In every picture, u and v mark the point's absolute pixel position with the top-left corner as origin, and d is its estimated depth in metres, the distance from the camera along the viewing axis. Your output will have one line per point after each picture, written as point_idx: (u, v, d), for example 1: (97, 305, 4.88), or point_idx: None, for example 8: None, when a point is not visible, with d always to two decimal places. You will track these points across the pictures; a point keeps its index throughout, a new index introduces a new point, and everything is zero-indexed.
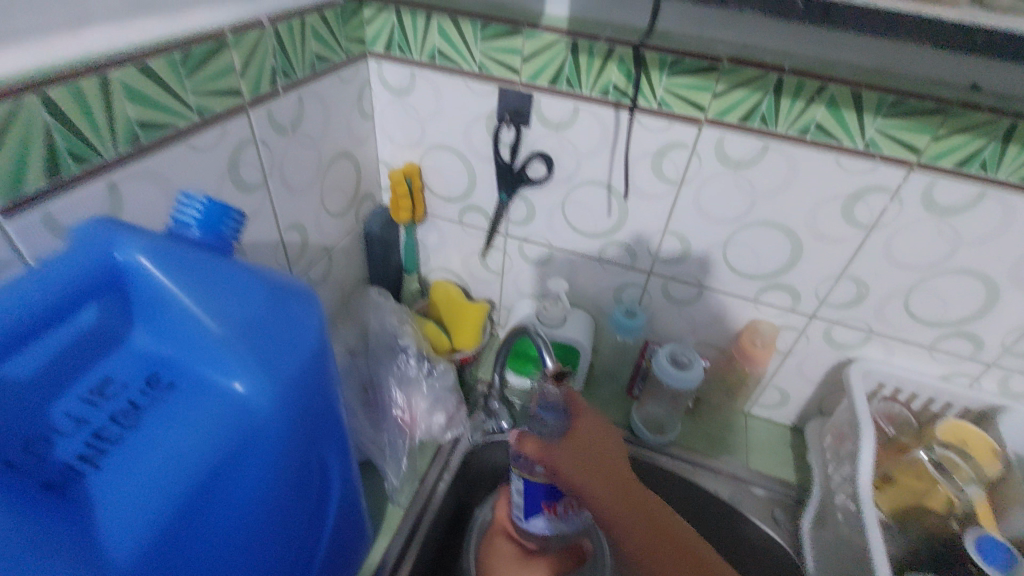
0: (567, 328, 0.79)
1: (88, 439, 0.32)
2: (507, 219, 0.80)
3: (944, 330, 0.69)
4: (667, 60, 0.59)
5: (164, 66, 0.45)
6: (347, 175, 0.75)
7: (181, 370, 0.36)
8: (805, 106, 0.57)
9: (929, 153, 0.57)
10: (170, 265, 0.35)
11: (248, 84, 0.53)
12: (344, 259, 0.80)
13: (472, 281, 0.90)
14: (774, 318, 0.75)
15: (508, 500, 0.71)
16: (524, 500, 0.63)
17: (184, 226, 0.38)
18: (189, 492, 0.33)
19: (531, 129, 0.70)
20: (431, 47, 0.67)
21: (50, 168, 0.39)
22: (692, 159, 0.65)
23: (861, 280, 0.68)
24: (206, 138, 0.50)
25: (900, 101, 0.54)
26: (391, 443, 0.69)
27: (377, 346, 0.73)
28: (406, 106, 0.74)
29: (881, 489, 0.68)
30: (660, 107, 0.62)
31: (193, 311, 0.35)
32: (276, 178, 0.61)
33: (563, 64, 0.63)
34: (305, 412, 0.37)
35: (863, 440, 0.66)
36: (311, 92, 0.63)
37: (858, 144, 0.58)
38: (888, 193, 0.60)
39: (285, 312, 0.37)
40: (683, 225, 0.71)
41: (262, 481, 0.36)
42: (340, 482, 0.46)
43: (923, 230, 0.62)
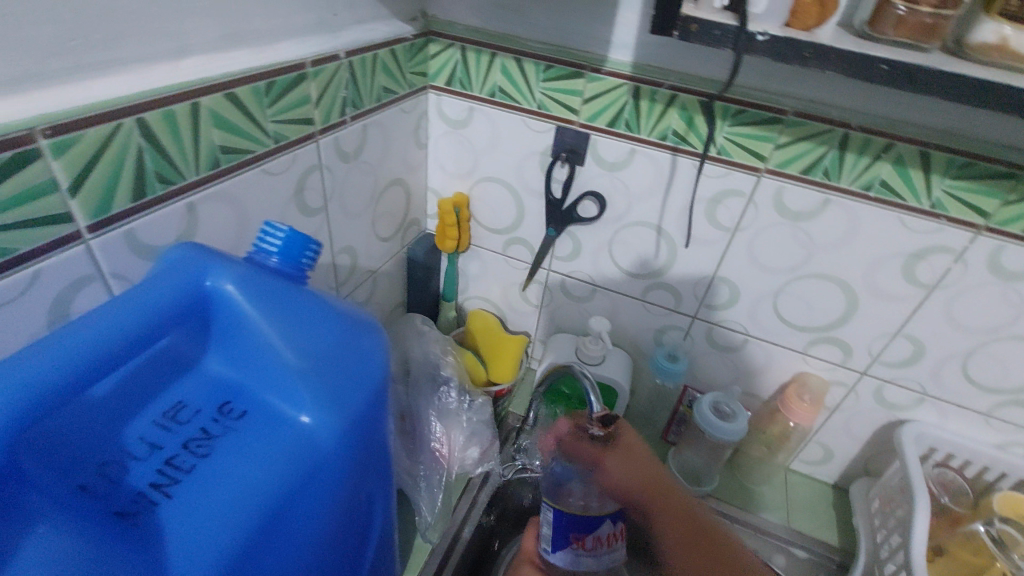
0: (607, 367, 0.78)
1: (160, 466, 0.32)
2: (552, 254, 0.79)
3: (1004, 398, 0.66)
4: (730, 110, 0.60)
5: (249, 95, 0.46)
6: (398, 202, 0.75)
7: (251, 400, 0.35)
8: (871, 163, 0.57)
9: (998, 218, 0.56)
10: (256, 292, 0.36)
11: (321, 114, 0.55)
12: (387, 284, 0.80)
13: (510, 313, 0.90)
14: (822, 372, 0.73)
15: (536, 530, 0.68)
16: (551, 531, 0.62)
17: (265, 254, 0.40)
18: (254, 528, 0.32)
19: (585, 168, 0.70)
20: (492, 84, 0.69)
21: (137, 188, 0.40)
22: (749, 208, 0.65)
23: (917, 340, 0.66)
24: (278, 163, 0.51)
25: (969, 163, 0.54)
26: (426, 476, 0.67)
27: (418, 375, 0.72)
28: (460, 139, 0.75)
29: (931, 561, 0.66)
30: (719, 155, 0.63)
31: (271, 341, 0.35)
32: (335, 203, 0.62)
33: (623, 107, 0.64)
34: (365, 450, 0.37)
35: (917, 508, 0.63)
36: (375, 121, 0.64)
37: (923, 204, 0.57)
38: (952, 254, 0.59)
39: (357, 346, 0.37)
40: (734, 271, 0.70)
41: (321, 518, 0.35)
42: (382, 521, 0.45)
43: (988, 294, 0.60)
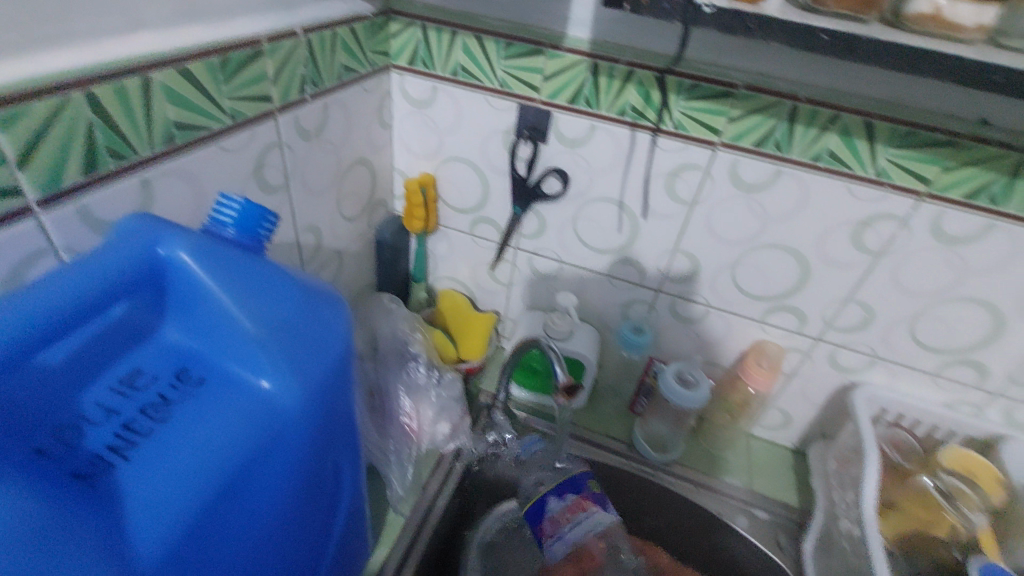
0: (575, 342, 0.80)
1: (118, 430, 0.33)
2: (518, 232, 0.81)
3: (949, 358, 0.70)
4: (684, 84, 0.61)
5: (204, 70, 0.46)
6: (364, 183, 0.76)
7: (210, 366, 0.36)
8: (819, 134, 0.59)
9: (939, 184, 0.58)
10: (212, 261, 0.37)
11: (279, 92, 0.55)
12: (355, 264, 0.80)
13: (480, 292, 0.91)
14: (780, 339, 0.76)
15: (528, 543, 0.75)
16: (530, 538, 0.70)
17: (221, 226, 0.40)
18: (216, 489, 0.33)
19: (548, 145, 0.71)
20: (454, 63, 0.69)
21: (88, 163, 0.40)
22: (705, 181, 0.66)
23: (867, 305, 0.69)
24: (236, 140, 0.52)
25: (910, 132, 0.56)
26: (396, 449, 0.69)
27: (387, 353, 0.73)
28: (424, 119, 0.76)
29: (885, 517, 0.69)
30: (676, 129, 0.64)
31: (229, 308, 0.36)
32: (298, 182, 0.62)
33: (583, 84, 0.65)
34: (328, 415, 0.38)
35: (868, 464, 0.66)
36: (336, 100, 0.64)
37: (869, 173, 0.60)
38: (896, 220, 0.62)
39: (316, 315, 0.38)
40: (693, 244, 0.72)
41: (285, 482, 0.36)
42: (350, 489, 0.47)
43: (930, 258, 0.63)
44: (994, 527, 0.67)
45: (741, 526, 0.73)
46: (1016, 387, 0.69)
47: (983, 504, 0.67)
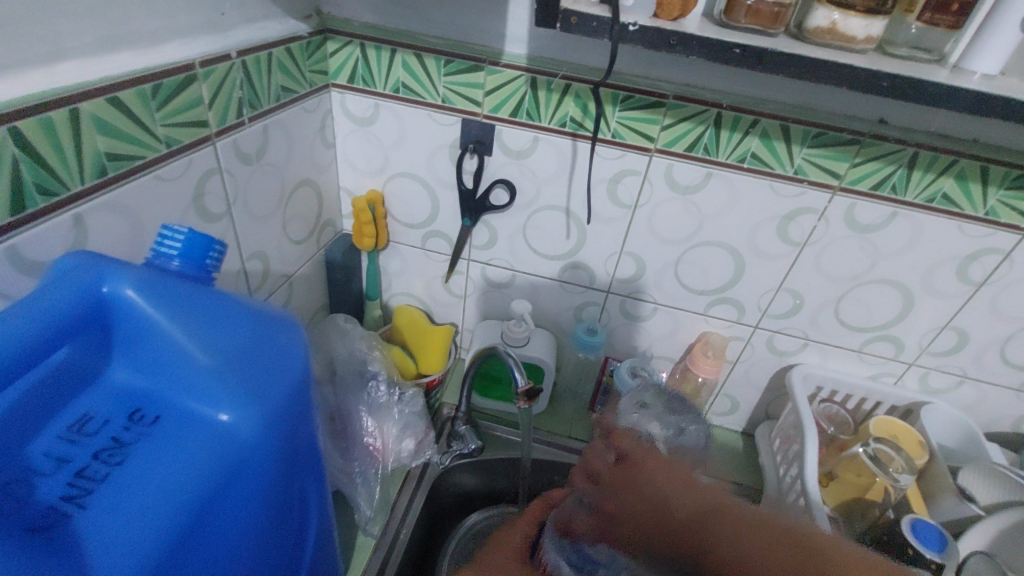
0: (532, 348, 0.82)
1: (71, 478, 0.32)
2: (470, 244, 0.82)
3: (870, 335, 0.76)
4: (619, 96, 0.64)
5: (135, 98, 0.45)
6: (310, 204, 0.75)
7: (165, 403, 0.35)
8: (742, 138, 0.64)
9: (849, 178, 0.64)
10: (161, 295, 0.36)
11: (216, 116, 0.54)
12: (305, 286, 0.79)
13: (435, 305, 0.91)
14: (722, 330, 0.81)
15: None
16: None
17: (166, 258, 0.39)
18: (178, 528, 0.32)
19: (493, 157, 0.73)
20: (395, 80, 0.70)
21: (15, 203, 0.38)
22: (645, 185, 0.70)
23: (796, 293, 0.75)
24: (173, 168, 0.50)
25: (821, 133, 0.62)
26: (362, 471, 0.68)
27: (346, 374, 0.71)
28: (369, 136, 0.76)
29: (826, 486, 0.74)
30: (613, 138, 0.67)
31: (181, 342, 0.35)
32: (240, 207, 0.61)
33: (523, 98, 0.67)
34: (290, 440, 0.37)
35: (808, 440, 0.72)
36: (276, 122, 0.63)
37: (789, 171, 0.65)
38: (816, 213, 0.68)
39: (271, 340, 0.37)
40: (637, 246, 0.76)
41: (250, 512, 0.36)
42: (318, 512, 0.46)
43: (847, 247, 0.69)
44: (921, 487, 0.73)
45: None
46: (928, 356, 0.77)
47: (909, 468, 0.71)
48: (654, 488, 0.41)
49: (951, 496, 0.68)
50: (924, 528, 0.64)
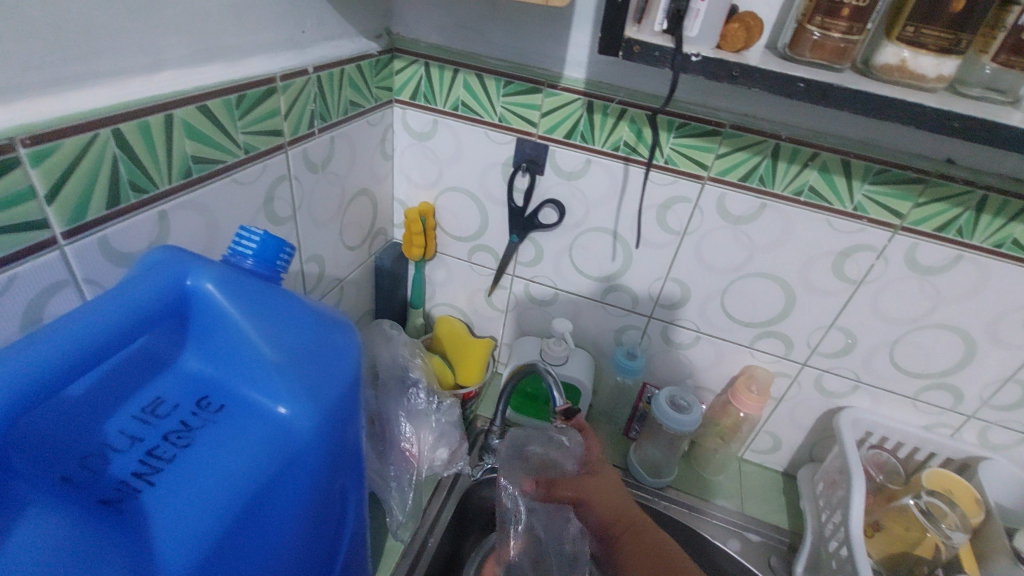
0: (569, 367, 0.82)
1: (142, 456, 0.34)
2: (515, 260, 0.83)
3: (926, 382, 0.73)
4: (674, 123, 0.65)
5: (221, 107, 0.48)
6: (365, 213, 0.78)
7: (230, 393, 0.37)
8: (800, 171, 0.63)
9: (911, 218, 0.62)
10: (236, 292, 0.38)
11: (290, 126, 0.57)
12: (355, 290, 0.81)
13: (477, 318, 0.93)
14: (768, 365, 0.79)
15: None
16: None
17: (241, 256, 0.42)
18: (234, 514, 0.34)
19: (545, 177, 0.74)
20: (455, 98, 0.72)
21: (111, 198, 0.41)
22: (695, 213, 0.70)
23: (849, 332, 0.72)
24: (248, 172, 0.53)
25: (884, 170, 0.61)
26: (397, 476, 0.69)
27: (387, 379, 0.73)
28: (426, 151, 0.79)
29: (871, 536, 0.72)
30: (667, 164, 0.68)
31: (251, 337, 0.37)
32: (304, 213, 0.64)
33: (578, 120, 0.68)
34: (340, 439, 0.39)
35: (853, 487, 0.69)
36: (343, 134, 0.67)
37: (847, 207, 0.64)
38: (874, 251, 0.66)
39: (333, 341, 0.39)
40: (684, 273, 0.75)
41: (299, 506, 0.37)
42: (356, 512, 0.47)
43: (906, 289, 0.67)
44: (976, 548, 0.69)
45: (733, 549, 0.77)
46: (990, 409, 0.72)
47: (964, 526, 0.67)
48: (600, 493, 0.65)
49: (1007, 560, 0.64)
50: None
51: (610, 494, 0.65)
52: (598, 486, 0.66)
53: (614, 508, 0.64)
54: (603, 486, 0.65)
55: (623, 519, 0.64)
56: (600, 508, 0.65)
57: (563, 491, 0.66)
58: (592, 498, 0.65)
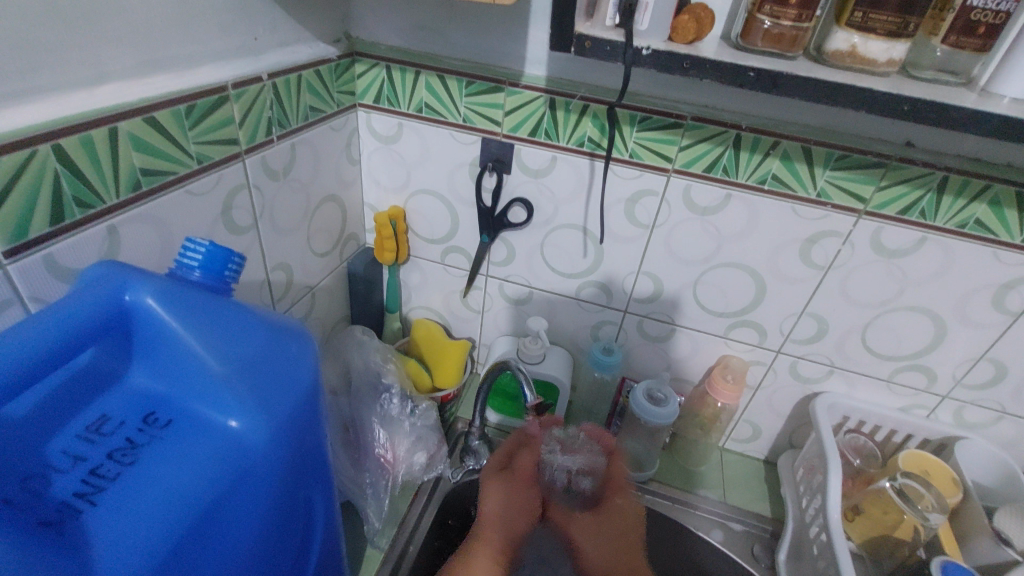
0: (547, 365, 0.82)
1: (85, 476, 0.33)
2: (488, 260, 0.83)
3: (900, 364, 0.73)
4: (636, 117, 0.65)
5: (170, 117, 0.48)
6: (334, 218, 0.77)
7: (179, 408, 0.37)
8: (762, 160, 0.63)
9: (874, 202, 0.63)
10: (178, 305, 0.37)
11: (246, 134, 0.57)
12: (327, 297, 0.81)
13: (453, 320, 0.92)
14: (743, 354, 0.79)
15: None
16: None
17: (188, 268, 0.41)
18: (182, 530, 0.33)
19: (512, 176, 0.74)
20: (419, 100, 0.72)
21: (54, 214, 0.41)
22: (662, 206, 0.70)
23: (820, 317, 0.73)
24: (203, 183, 0.53)
25: (844, 156, 0.61)
26: (372, 483, 0.69)
27: (360, 385, 0.73)
28: (393, 154, 0.78)
29: (852, 521, 0.72)
30: (631, 158, 0.68)
31: (195, 349, 0.36)
32: (266, 220, 0.63)
33: (542, 118, 0.68)
34: (297, 448, 0.38)
35: (830, 473, 0.69)
36: (304, 140, 0.66)
37: (811, 193, 0.64)
38: (840, 237, 0.66)
39: (285, 350, 0.38)
40: (656, 266, 0.75)
41: (255, 517, 0.37)
42: (324, 518, 0.47)
43: (874, 272, 0.67)
44: (953, 528, 0.69)
45: (716, 539, 0.77)
46: (963, 388, 0.73)
47: (941, 506, 0.67)
48: (591, 533, 0.70)
49: (987, 540, 0.64)
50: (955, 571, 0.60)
51: (606, 533, 0.68)
52: (604, 523, 0.69)
53: (608, 552, 0.68)
54: (602, 529, 0.69)
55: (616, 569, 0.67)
56: (587, 543, 0.70)
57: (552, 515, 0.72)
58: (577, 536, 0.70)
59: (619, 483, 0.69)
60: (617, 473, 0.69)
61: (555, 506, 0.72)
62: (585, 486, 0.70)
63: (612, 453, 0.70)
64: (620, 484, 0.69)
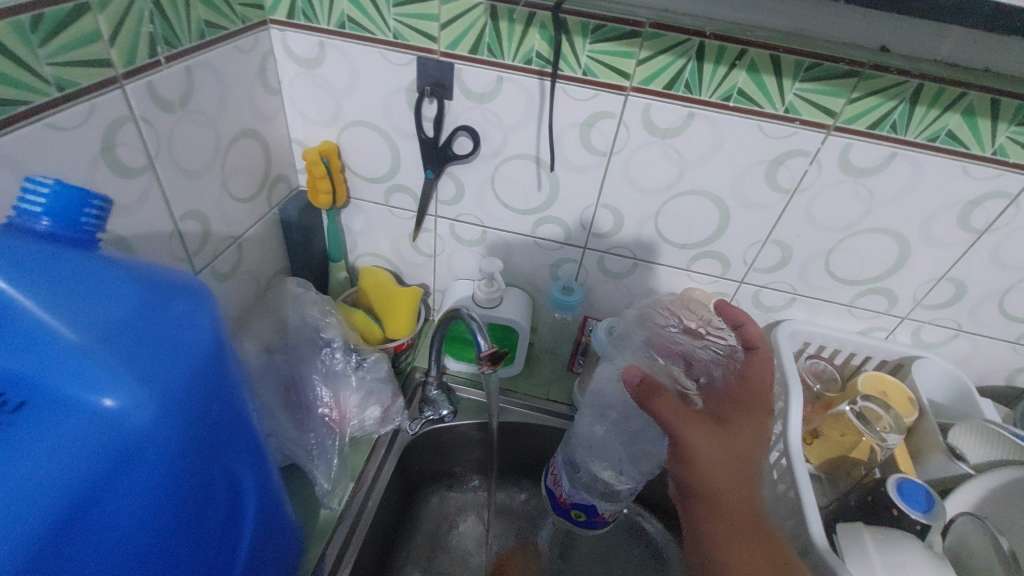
0: (504, 308, 0.78)
1: None
2: (436, 199, 0.76)
3: (862, 288, 0.72)
4: (589, 25, 0.57)
5: (8, 30, 0.38)
6: (255, 157, 0.68)
7: (31, 387, 0.31)
8: (727, 72, 0.57)
9: (845, 116, 0.58)
10: (15, 264, 0.31)
11: (122, 55, 0.47)
12: (257, 248, 0.73)
13: (404, 265, 0.86)
14: (706, 286, 0.77)
15: (560, 467, 0.70)
16: (586, 503, 0.68)
17: (31, 215, 0.34)
18: (54, 528, 0.29)
19: (454, 102, 0.66)
20: (340, 14, 0.62)
21: None
22: (620, 129, 0.64)
23: (784, 244, 0.70)
24: (69, 116, 0.44)
25: (816, 64, 0.55)
26: (319, 444, 0.65)
27: (297, 340, 0.69)
28: (317, 81, 0.68)
29: (810, 444, 0.72)
30: (584, 76, 0.60)
31: (42, 317, 0.30)
32: (166, 159, 0.54)
33: (482, 31, 0.60)
34: (199, 420, 0.34)
35: (790, 400, 0.68)
36: (202, 63, 0.56)
37: (778, 109, 0.59)
38: (807, 156, 0.62)
39: (167, 310, 0.34)
40: (616, 198, 0.70)
41: (152, 500, 0.33)
42: (255, 491, 0.43)
43: (840, 193, 0.64)
44: (909, 445, 0.70)
45: None
46: (922, 309, 0.72)
47: (898, 426, 0.68)
48: (716, 451, 0.53)
49: (940, 455, 0.65)
50: (911, 487, 0.60)
51: (731, 458, 0.54)
52: (729, 443, 0.54)
53: (732, 479, 0.53)
54: (727, 446, 0.54)
55: (734, 503, 0.53)
56: (706, 461, 0.53)
57: (660, 409, 0.54)
58: (699, 450, 0.53)
59: (753, 398, 0.59)
60: (754, 380, 0.61)
61: (663, 394, 0.55)
62: (714, 377, 0.64)
63: (753, 347, 0.64)
64: (760, 390, 0.60)
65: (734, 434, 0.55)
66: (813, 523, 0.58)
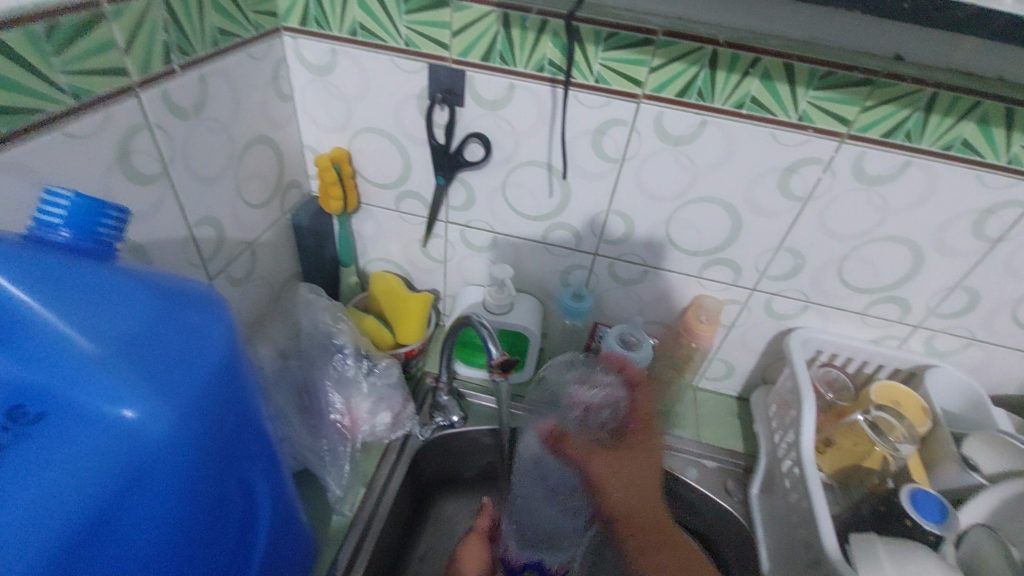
0: (514, 315, 0.78)
1: None
2: (446, 205, 0.76)
3: (875, 296, 0.71)
4: (601, 34, 0.57)
5: (24, 40, 0.38)
6: (268, 163, 0.68)
7: (50, 400, 0.31)
8: (740, 80, 0.57)
9: (859, 125, 0.57)
10: (35, 277, 0.31)
11: (136, 63, 0.47)
12: (270, 253, 0.73)
13: (414, 271, 0.86)
14: (718, 293, 0.76)
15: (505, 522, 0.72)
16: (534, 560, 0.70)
17: (50, 226, 0.34)
18: (71, 540, 0.29)
19: (465, 108, 0.66)
20: (352, 21, 0.62)
21: None
22: (632, 136, 0.64)
23: (797, 252, 0.69)
24: (85, 125, 0.44)
25: (830, 73, 0.55)
26: (331, 449, 0.65)
27: (310, 346, 0.69)
28: (329, 87, 0.69)
29: (824, 453, 0.72)
30: (597, 83, 0.60)
31: (62, 330, 0.30)
32: (179, 165, 0.55)
33: (494, 39, 0.60)
34: (213, 430, 0.35)
35: (803, 408, 0.68)
36: (215, 70, 0.56)
37: (792, 117, 0.58)
38: (821, 164, 0.61)
39: (182, 320, 0.34)
40: (627, 205, 0.70)
41: (168, 511, 0.33)
42: (269, 500, 0.43)
43: (855, 200, 0.63)
44: (922, 454, 0.70)
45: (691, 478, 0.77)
46: (936, 318, 0.72)
47: (912, 437, 0.68)
48: (622, 478, 0.55)
49: (954, 466, 0.65)
50: (925, 499, 0.60)
51: (637, 483, 0.55)
52: (635, 467, 0.56)
53: (643, 503, 0.55)
54: (634, 473, 0.56)
55: (649, 521, 0.55)
56: (621, 491, 0.55)
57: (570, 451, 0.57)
58: (608, 478, 0.55)
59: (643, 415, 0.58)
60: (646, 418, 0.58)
61: (570, 437, 0.58)
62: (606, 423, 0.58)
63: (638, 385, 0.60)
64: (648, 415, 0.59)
65: (636, 456, 0.56)
66: (827, 535, 0.58)
